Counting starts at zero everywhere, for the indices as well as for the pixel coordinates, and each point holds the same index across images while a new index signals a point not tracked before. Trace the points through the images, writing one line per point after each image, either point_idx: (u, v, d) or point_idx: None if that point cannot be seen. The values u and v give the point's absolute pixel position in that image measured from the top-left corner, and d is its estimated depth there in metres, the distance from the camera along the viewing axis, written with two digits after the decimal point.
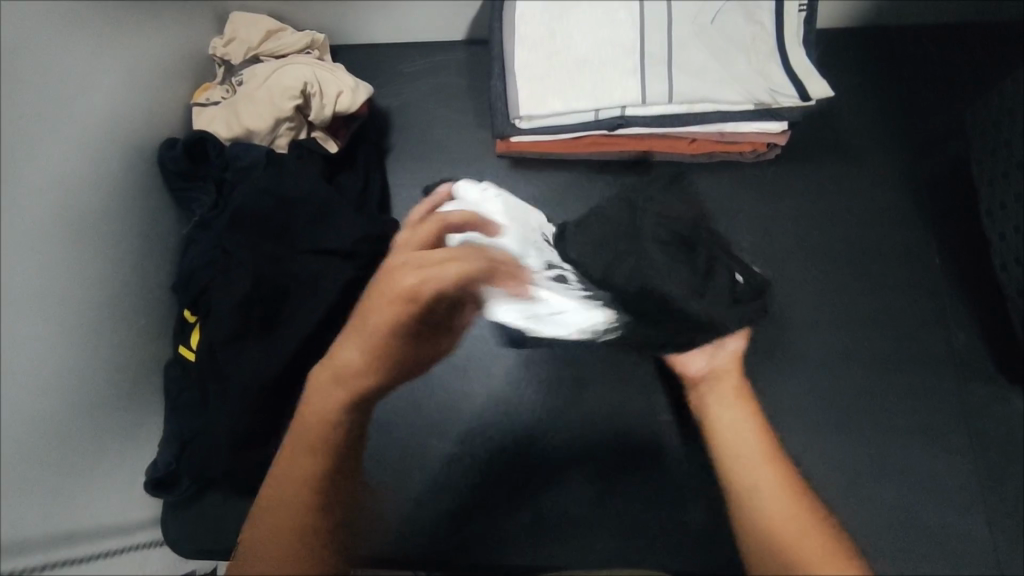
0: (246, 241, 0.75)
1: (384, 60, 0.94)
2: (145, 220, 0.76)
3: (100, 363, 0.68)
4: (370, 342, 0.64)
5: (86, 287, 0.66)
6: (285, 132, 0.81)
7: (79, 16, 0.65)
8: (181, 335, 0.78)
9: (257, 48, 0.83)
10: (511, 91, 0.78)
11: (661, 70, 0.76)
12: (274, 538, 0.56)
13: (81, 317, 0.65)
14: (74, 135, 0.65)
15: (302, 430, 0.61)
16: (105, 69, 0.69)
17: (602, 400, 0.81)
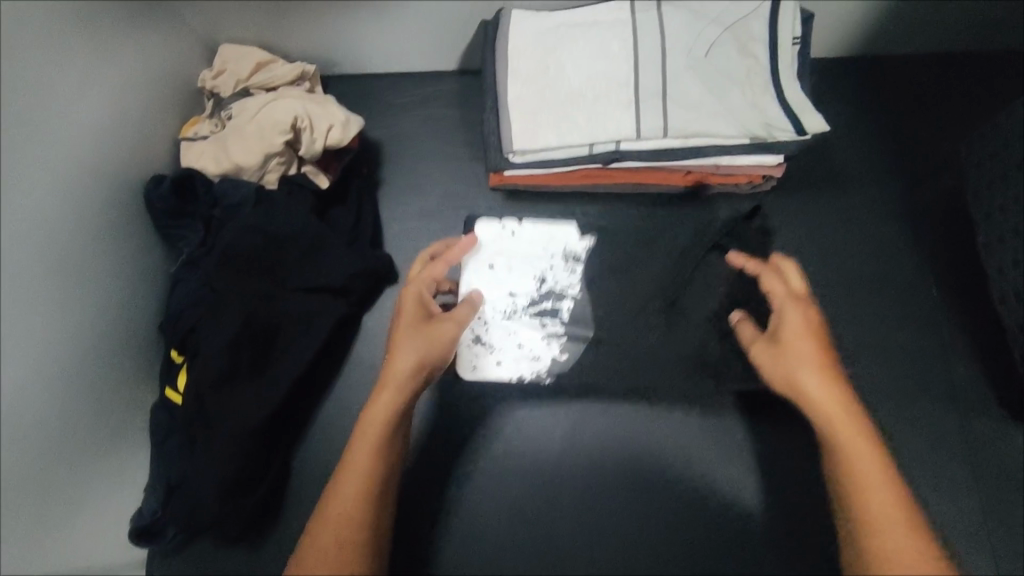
0: (238, 278, 0.73)
1: (375, 93, 0.94)
2: (131, 260, 0.75)
3: (82, 410, 0.66)
4: (423, 351, 0.66)
5: (69, 333, 0.64)
6: (274, 168, 0.79)
7: (61, 54, 0.64)
8: (167, 377, 0.76)
9: (245, 79, 0.84)
10: (504, 127, 0.77)
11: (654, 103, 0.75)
12: (338, 543, 0.57)
13: (63, 362, 0.63)
14: (57, 178, 0.63)
15: (366, 439, 0.61)
16: (87, 106, 0.67)
17: (602, 440, 0.81)
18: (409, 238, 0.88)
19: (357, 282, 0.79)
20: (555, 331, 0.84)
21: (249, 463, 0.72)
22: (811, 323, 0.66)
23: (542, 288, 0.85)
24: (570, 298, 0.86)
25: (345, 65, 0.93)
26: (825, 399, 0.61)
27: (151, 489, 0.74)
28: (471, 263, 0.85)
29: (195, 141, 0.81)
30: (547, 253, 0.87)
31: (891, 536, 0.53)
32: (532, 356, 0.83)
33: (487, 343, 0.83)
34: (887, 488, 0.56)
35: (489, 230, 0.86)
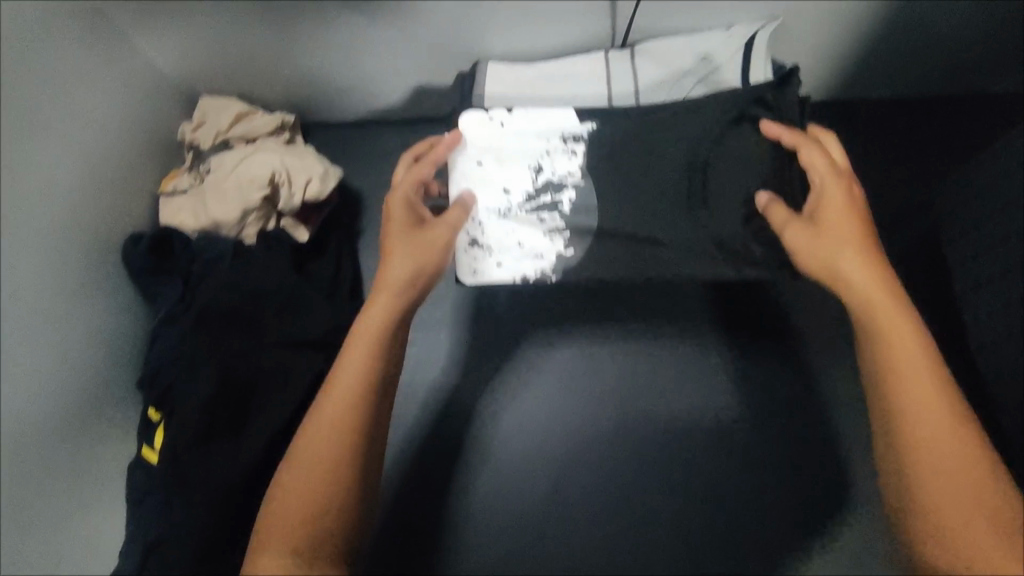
0: (218, 334, 0.74)
1: (355, 142, 0.95)
2: (111, 316, 0.75)
3: (60, 476, 0.66)
4: (416, 258, 0.65)
5: (48, 400, 0.64)
6: (254, 222, 0.79)
7: (42, 123, 0.64)
8: (144, 435, 0.74)
9: (225, 131, 0.85)
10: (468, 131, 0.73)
11: (623, 126, 0.72)
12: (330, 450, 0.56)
13: (42, 430, 0.63)
14: (38, 247, 0.63)
15: (363, 346, 0.60)
16: (69, 171, 0.68)
17: (576, 471, 0.89)
18: None
19: (337, 336, 0.81)
20: (557, 224, 0.73)
21: (229, 520, 0.71)
22: (851, 216, 0.63)
23: (540, 179, 0.73)
24: (572, 187, 0.72)
25: (324, 114, 0.94)
26: (862, 282, 0.60)
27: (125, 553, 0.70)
28: (460, 162, 0.73)
29: (175, 195, 0.80)
30: (544, 133, 0.73)
31: (923, 413, 0.54)
32: (533, 254, 0.73)
33: (484, 244, 0.72)
34: (920, 365, 0.55)
35: (473, 123, 0.72)
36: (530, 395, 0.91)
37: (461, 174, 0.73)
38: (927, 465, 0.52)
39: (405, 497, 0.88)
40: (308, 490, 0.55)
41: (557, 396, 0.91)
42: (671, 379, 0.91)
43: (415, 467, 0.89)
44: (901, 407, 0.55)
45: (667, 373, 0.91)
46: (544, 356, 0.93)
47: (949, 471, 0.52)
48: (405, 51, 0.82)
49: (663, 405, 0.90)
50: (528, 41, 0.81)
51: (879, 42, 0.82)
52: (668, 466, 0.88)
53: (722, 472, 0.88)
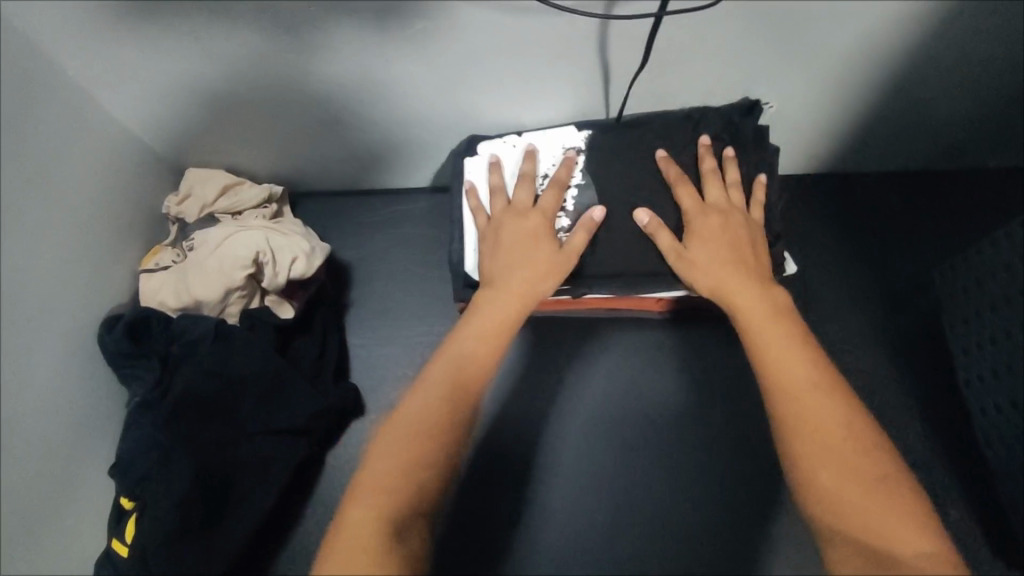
0: (195, 426, 0.71)
1: (347, 212, 0.94)
2: (87, 399, 0.72)
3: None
4: (544, 265, 0.66)
5: (21, 503, 0.61)
6: (236, 300, 0.76)
7: (21, 212, 0.62)
8: (115, 527, 0.70)
9: (211, 204, 0.83)
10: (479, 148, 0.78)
11: (610, 205, 0.72)
12: (436, 415, 0.53)
13: (13, 534, 0.60)
14: (15, 343, 0.60)
15: (472, 335, 0.60)
16: (48, 259, 0.66)
17: (573, 557, 0.86)
18: (377, 366, 0.87)
19: (320, 420, 0.77)
20: (562, 223, 0.72)
21: None
22: (722, 233, 0.66)
23: (546, 179, 0.74)
24: (575, 187, 0.73)
25: (313, 183, 0.92)
26: (741, 291, 0.62)
27: None
28: (470, 175, 0.77)
29: (155, 271, 0.78)
30: (548, 146, 0.75)
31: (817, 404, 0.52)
32: None
33: None
34: (801, 364, 0.55)
35: (487, 145, 0.78)
36: (524, 475, 0.89)
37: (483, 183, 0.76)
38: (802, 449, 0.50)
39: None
40: (389, 480, 0.49)
41: (552, 477, 0.89)
42: (665, 458, 0.89)
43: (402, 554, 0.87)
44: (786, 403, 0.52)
45: (662, 455, 0.89)
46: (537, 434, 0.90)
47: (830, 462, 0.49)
48: (397, 122, 0.80)
49: (658, 486, 0.88)
50: (521, 114, 0.80)
51: (880, 121, 0.80)
52: (669, 554, 0.86)
53: (719, 557, 0.85)
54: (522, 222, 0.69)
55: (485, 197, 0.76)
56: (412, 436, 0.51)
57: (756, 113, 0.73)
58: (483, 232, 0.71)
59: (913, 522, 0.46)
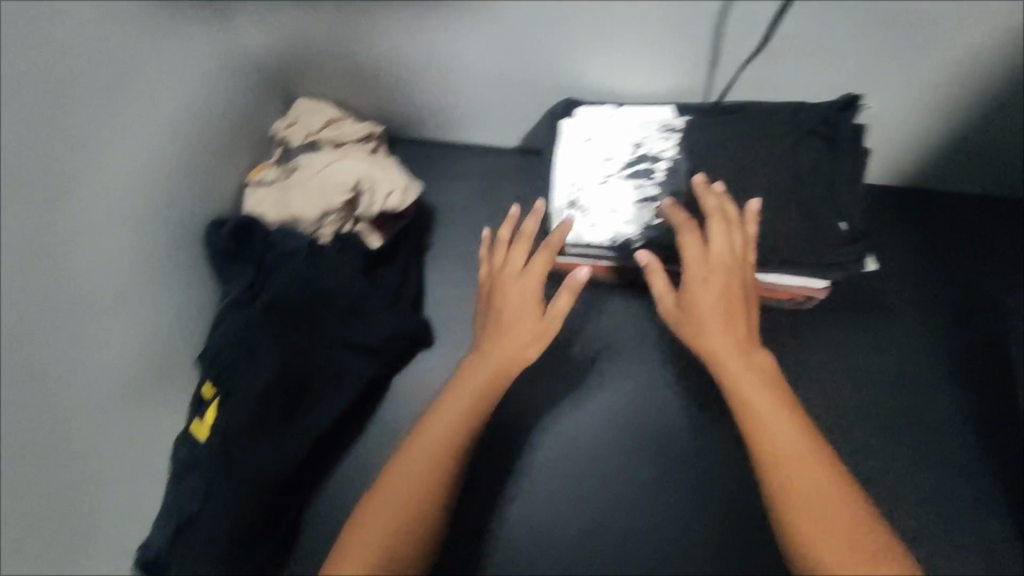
0: (280, 329, 0.76)
1: (437, 159, 0.98)
2: (184, 290, 0.78)
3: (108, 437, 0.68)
4: (525, 334, 0.69)
5: (110, 364, 0.67)
6: (331, 223, 0.81)
7: (148, 98, 0.67)
8: (197, 411, 0.77)
9: (316, 133, 0.88)
10: (577, 112, 0.80)
11: (701, 178, 0.74)
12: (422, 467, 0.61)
13: (97, 388, 0.65)
14: (122, 215, 0.66)
15: (466, 387, 0.66)
16: (166, 149, 0.71)
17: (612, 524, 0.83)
18: (447, 307, 0.91)
19: (393, 344, 0.83)
20: (650, 194, 0.75)
21: (260, 510, 0.75)
22: (723, 286, 0.65)
23: (639, 150, 0.76)
24: (667, 161, 0.75)
25: (408, 128, 0.97)
26: (731, 357, 0.62)
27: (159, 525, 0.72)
28: (564, 135, 0.79)
29: (260, 186, 0.83)
30: (645, 119, 0.78)
31: (808, 501, 0.54)
32: (625, 220, 0.74)
33: (582, 206, 0.75)
34: (786, 428, 0.58)
35: (585, 109, 0.80)
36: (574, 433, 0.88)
37: (577, 144, 0.78)
38: (794, 514, 0.53)
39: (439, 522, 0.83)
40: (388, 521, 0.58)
41: (565, 466, 0.86)
42: (667, 480, 0.85)
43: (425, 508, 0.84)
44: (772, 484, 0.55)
45: (665, 473, 0.85)
46: (537, 437, 0.88)
47: (825, 521, 0.52)
48: (498, 75, 0.84)
49: (655, 506, 0.84)
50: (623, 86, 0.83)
51: (973, 134, 0.81)
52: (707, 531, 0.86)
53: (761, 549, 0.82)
54: (512, 287, 0.71)
55: (577, 157, 0.77)
56: (406, 487, 0.60)
57: (854, 111, 0.74)
58: (483, 284, 0.75)
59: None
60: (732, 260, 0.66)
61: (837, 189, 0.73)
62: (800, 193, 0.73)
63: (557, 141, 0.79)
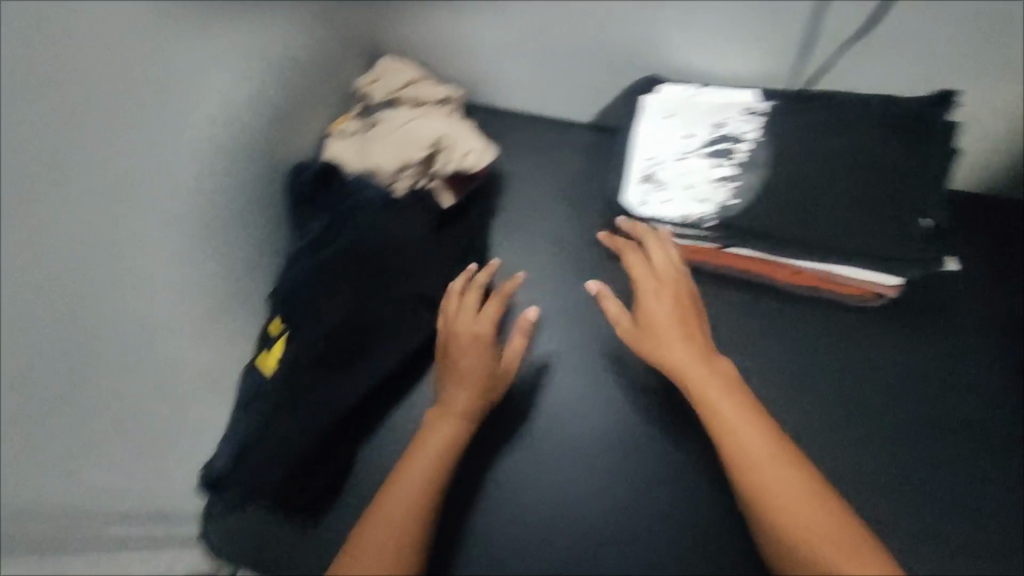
0: (351, 273, 0.78)
1: (511, 126, 0.98)
2: (260, 225, 0.81)
3: (175, 349, 0.70)
4: (480, 381, 0.75)
5: (186, 278, 0.70)
6: (408, 177, 0.82)
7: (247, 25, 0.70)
8: (264, 344, 0.81)
9: (397, 91, 0.88)
10: (661, 88, 0.81)
11: (782, 162, 0.74)
12: (411, 492, 0.65)
13: (169, 299, 0.68)
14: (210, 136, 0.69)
15: (438, 427, 0.71)
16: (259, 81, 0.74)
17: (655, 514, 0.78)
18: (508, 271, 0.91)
19: (456, 301, 0.84)
20: (727, 174, 0.75)
21: (316, 447, 0.76)
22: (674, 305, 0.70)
23: (720, 131, 0.77)
24: (749, 143, 0.75)
25: (486, 93, 0.97)
26: (689, 366, 0.66)
27: (224, 444, 0.76)
28: (646, 110, 0.80)
29: (342, 136, 0.86)
30: (730, 100, 0.78)
31: (787, 503, 0.56)
32: (699, 198, 0.75)
33: (657, 180, 0.77)
34: (757, 434, 0.60)
35: (669, 86, 0.80)
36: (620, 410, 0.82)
37: (657, 120, 0.79)
38: (789, 520, 0.55)
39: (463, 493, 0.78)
40: (388, 539, 0.62)
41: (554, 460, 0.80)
42: (644, 492, 0.78)
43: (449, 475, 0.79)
44: (757, 494, 0.57)
45: (640, 484, 0.79)
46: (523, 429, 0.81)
47: (809, 519, 0.55)
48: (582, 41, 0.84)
49: (630, 520, 0.77)
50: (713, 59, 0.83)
51: None
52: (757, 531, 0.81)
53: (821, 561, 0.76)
54: (467, 332, 0.77)
55: (657, 133, 0.79)
56: (399, 513, 0.64)
57: (947, 108, 0.72)
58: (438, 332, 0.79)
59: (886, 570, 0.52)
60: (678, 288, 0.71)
61: (922, 185, 0.71)
62: (882, 187, 0.72)
63: (638, 115, 0.80)
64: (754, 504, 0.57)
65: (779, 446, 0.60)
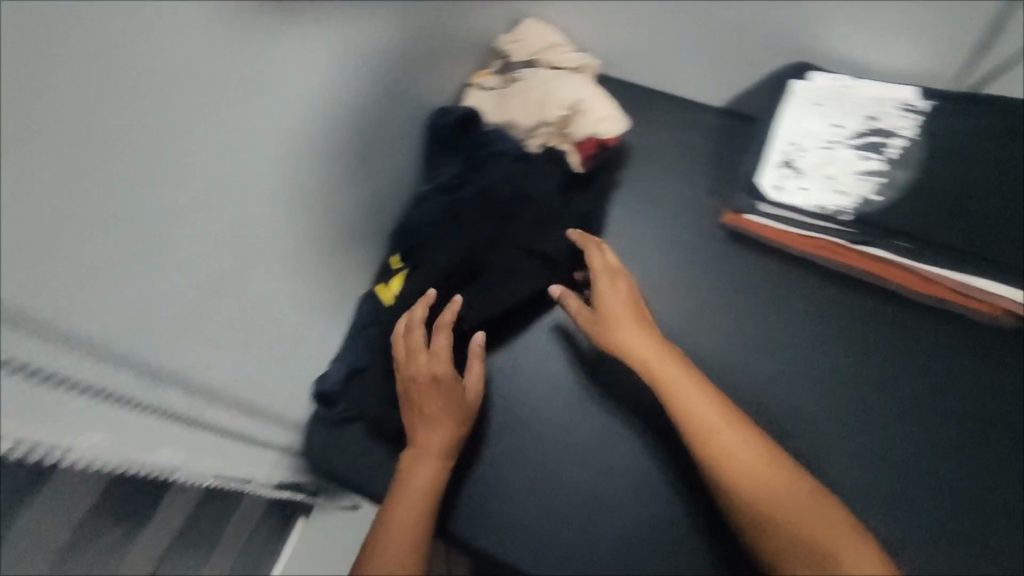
0: (478, 218, 0.81)
1: (643, 102, 0.98)
2: (399, 164, 0.85)
3: (315, 262, 0.75)
4: (452, 418, 0.75)
5: (334, 194, 0.73)
6: (541, 135, 0.86)
7: None
8: (382, 277, 0.85)
9: (536, 53, 0.89)
10: (812, 77, 0.81)
11: (932, 163, 0.74)
12: (418, 496, 0.71)
13: (318, 213, 0.72)
14: (372, 60, 0.73)
15: (427, 459, 0.73)
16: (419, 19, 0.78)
17: None
18: (624, 241, 0.91)
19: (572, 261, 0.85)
20: (874, 168, 0.76)
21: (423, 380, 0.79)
22: (630, 299, 0.78)
23: (871, 125, 0.77)
24: (902, 140, 0.75)
25: (622, 67, 0.98)
26: (652, 355, 0.73)
27: (337, 363, 0.80)
28: (793, 96, 0.81)
29: (482, 90, 0.90)
30: (885, 94, 0.77)
31: (742, 466, 0.65)
32: (840, 190, 0.76)
33: (797, 168, 0.79)
34: (711, 410, 0.69)
35: (820, 75, 0.81)
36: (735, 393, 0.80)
37: (804, 108, 0.80)
38: (745, 482, 0.64)
39: (534, 450, 0.82)
40: (409, 523, 0.70)
41: (549, 431, 0.83)
42: (606, 473, 0.80)
43: (534, 429, 0.83)
44: (721, 469, 0.66)
45: (603, 466, 0.80)
46: (511, 402, 0.84)
47: (762, 470, 0.65)
48: (735, 19, 0.85)
49: (597, 501, 0.79)
50: (866, 47, 0.82)
51: None
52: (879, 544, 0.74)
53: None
54: (422, 379, 0.75)
55: (804, 120, 0.80)
56: (416, 511, 0.71)
57: None
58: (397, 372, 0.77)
59: (832, 510, 0.62)
60: (628, 291, 0.79)
61: None
62: None
63: (785, 101, 0.82)
64: (718, 475, 0.66)
65: (726, 413, 0.69)
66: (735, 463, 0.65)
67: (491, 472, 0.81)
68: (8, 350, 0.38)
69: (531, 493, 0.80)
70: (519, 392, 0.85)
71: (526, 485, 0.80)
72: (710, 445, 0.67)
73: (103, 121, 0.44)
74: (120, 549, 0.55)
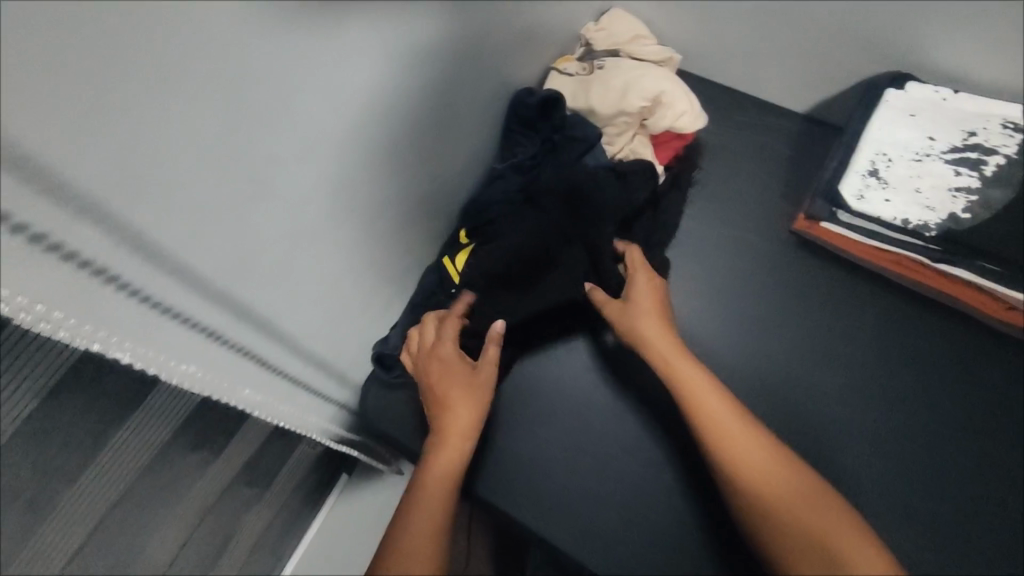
0: (556, 201, 0.82)
1: (721, 103, 0.98)
2: (479, 140, 0.86)
3: (394, 227, 0.76)
4: (468, 393, 0.74)
5: (421, 163, 0.75)
6: (619, 125, 0.86)
7: None
8: (449, 250, 0.87)
9: (621, 43, 0.90)
10: (909, 88, 0.80)
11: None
12: (441, 470, 0.67)
13: (405, 180, 0.73)
14: (475, 37, 0.74)
15: (450, 439, 0.70)
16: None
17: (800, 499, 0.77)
18: (690, 237, 0.92)
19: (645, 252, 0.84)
20: (968, 185, 0.74)
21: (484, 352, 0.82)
22: (652, 291, 0.78)
23: (969, 140, 0.75)
24: (1002, 157, 0.73)
25: (705, 65, 0.98)
26: (662, 343, 0.73)
27: (399, 328, 0.84)
28: (886, 107, 0.80)
29: (563, 75, 0.90)
30: (986, 110, 0.76)
31: (743, 453, 0.64)
32: (926, 206, 0.75)
33: (882, 180, 0.77)
34: (714, 397, 0.68)
35: (917, 87, 0.79)
36: (787, 397, 0.81)
37: (897, 119, 0.79)
38: (749, 472, 0.63)
39: (581, 435, 0.83)
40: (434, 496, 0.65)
41: (586, 417, 0.84)
42: (646, 455, 0.81)
43: (590, 413, 0.84)
44: (725, 459, 0.65)
45: (633, 442, 0.82)
46: (551, 387, 0.85)
47: (765, 460, 0.64)
48: (838, 24, 0.82)
49: (629, 475, 0.80)
50: (966, 65, 0.80)
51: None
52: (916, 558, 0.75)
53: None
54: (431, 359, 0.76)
55: (896, 131, 0.79)
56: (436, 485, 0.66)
57: None
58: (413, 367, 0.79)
59: (839, 508, 0.60)
60: (652, 285, 0.79)
61: None
62: None
63: (878, 110, 0.81)
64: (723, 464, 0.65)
65: (732, 403, 0.68)
66: (738, 452, 0.64)
67: (543, 451, 0.82)
68: (137, 278, 0.40)
69: (583, 476, 0.80)
70: (580, 379, 0.86)
71: (577, 467, 0.81)
72: (715, 434, 0.66)
73: (240, 70, 0.42)
74: (200, 472, 0.58)
